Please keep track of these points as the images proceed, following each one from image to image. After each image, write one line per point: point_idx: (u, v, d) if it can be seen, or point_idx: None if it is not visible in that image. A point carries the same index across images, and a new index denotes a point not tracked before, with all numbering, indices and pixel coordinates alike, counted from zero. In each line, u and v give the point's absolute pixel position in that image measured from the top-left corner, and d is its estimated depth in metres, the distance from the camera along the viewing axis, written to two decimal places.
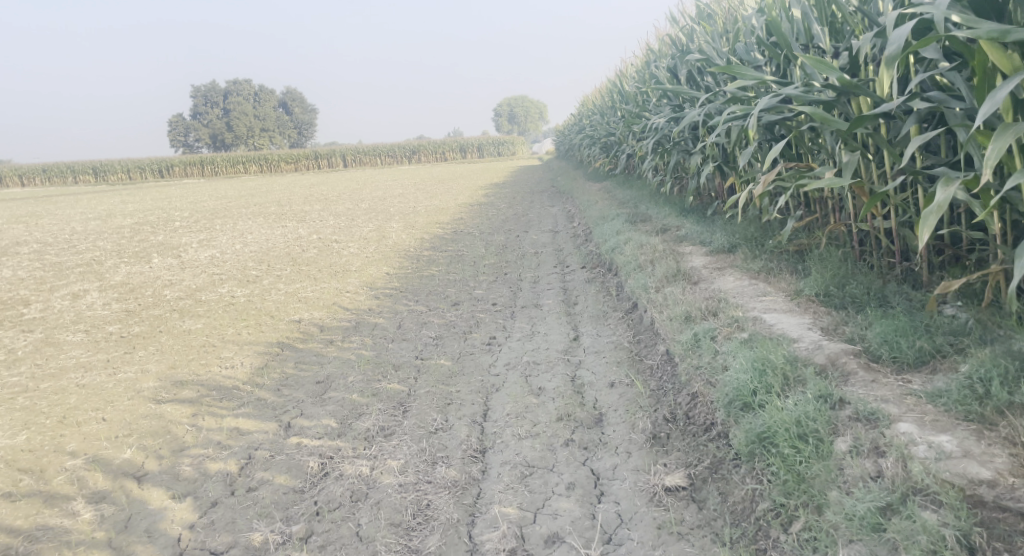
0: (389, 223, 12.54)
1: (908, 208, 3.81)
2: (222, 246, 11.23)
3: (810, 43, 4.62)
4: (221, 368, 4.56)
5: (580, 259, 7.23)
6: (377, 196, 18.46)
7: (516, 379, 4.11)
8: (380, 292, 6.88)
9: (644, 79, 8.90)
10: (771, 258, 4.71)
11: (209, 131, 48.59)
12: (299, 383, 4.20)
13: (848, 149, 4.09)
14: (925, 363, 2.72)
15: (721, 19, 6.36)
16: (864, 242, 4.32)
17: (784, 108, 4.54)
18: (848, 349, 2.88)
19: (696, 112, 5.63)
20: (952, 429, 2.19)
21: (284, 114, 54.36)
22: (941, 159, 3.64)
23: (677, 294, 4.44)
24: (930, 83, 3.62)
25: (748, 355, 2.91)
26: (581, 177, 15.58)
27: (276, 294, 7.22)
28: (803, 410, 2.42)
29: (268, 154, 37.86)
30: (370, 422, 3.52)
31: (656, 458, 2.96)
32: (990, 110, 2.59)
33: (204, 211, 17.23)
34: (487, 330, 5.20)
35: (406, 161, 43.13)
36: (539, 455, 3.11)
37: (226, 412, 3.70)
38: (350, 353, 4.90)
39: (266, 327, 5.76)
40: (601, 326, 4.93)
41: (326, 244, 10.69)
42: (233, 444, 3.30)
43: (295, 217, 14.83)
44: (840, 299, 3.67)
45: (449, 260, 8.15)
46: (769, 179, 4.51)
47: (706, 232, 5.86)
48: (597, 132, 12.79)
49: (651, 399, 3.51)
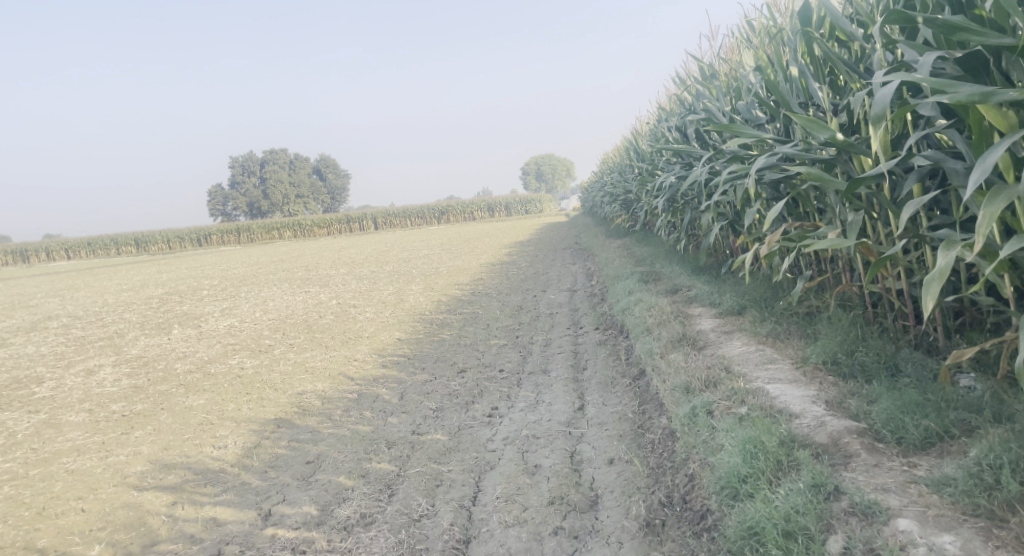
0: (409, 285, 12.50)
1: (919, 268, 3.62)
2: (242, 314, 11.28)
3: (810, 101, 4.49)
4: (213, 450, 4.52)
5: (594, 319, 7.03)
6: (402, 258, 18.52)
7: (511, 455, 3.87)
8: (387, 360, 6.74)
9: (656, 136, 8.81)
10: (780, 320, 4.49)
11: (244, 199, 49.90)
12: (287, 465, 4.17)
13: (853, 208, 3.93)
14: (933, 444, 2.51)
15: (724, 76, 6.28)
16: (877, 303, 4.12)
17: (786, 167, 4.40)
18: (852, 428, 2.66)
19: (700, 171, 5.50)
20: (956, 528, 1.96)
21: (315, 180, 55.70)
22: (949, 219, 3.44)
23: (681, 360, 4.21)
24: (932, 140, 3.45)
25: (742, 435, 2.69)
26: (603, 233, 15.46)
27: (284, 365, 7.13)
28: (793, 502, 2.18)
29: (300, 218, 38.60)
30: (352, 509, 3.42)
31: (648, 550, 2.74)
32: (981, 175, 2.43)
33: (231, 278, 17.46)
34: (489, 400, 4.98)
35: (436, 222, 43.58)
36: (524, 546, 2.93)
37: (206, 498, 3.80)
38: (346, 429, 4.76)
39: (268, 403, 5.66)
40: (607, 393, 4.68)
41: (344, 309, 10.67)
42: (204, 538, 3.40)
43: (319, 282, 14.90)
44: (849, 367, 3.45)
45: (461, 324, 8.01)
46: (773, 239, 4.33)
47: (716, 291, 5.66)
48: (616, 188, 12.69)
49: (649, 478, 3.26)
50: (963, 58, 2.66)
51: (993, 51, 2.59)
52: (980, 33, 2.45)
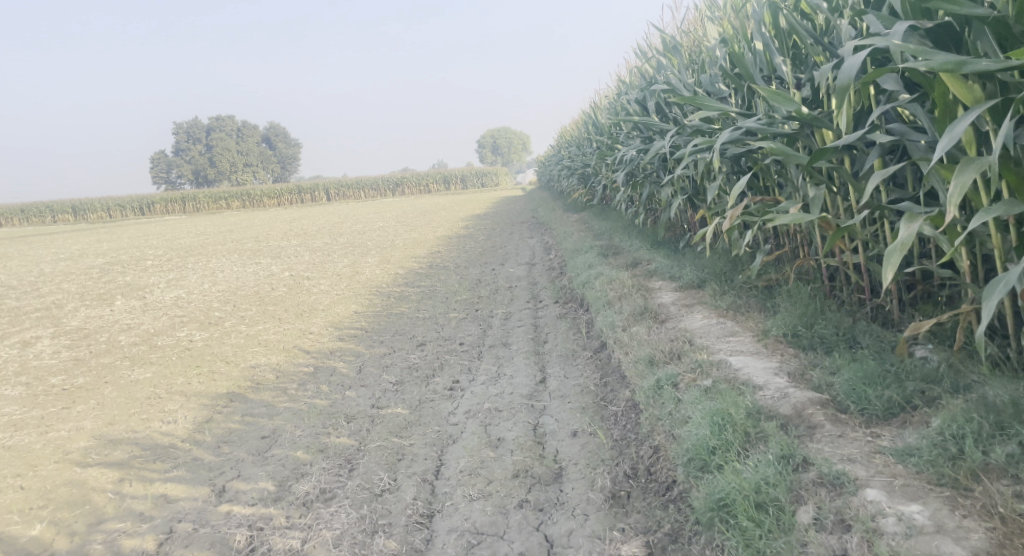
0: (364, 258, 12.29)
1: (876, 242, 3.68)
2: (189, 286, 10.94)
3: (773, 75, 4.50)
4: (161, 424, 4.42)
5: (554, 293, 7.00)
6: (356, 230, 18.19)
7: (474, 429, 3.82)
8: (344, 333, 6.62)
9: (616, 110, 8.77)
10: (739, 294, 4.53)
11: (190, 167, 48.37)
12: (242, 440, 4.07)
13: (813, 182, 3.96)
14: (895, 415, 2.54)
15: (687, 50, 6.24)
16: (833, 277, 4.18)
17: (748, 141, 4.40)
18: (815, 400, 2.69)
19: (663, 144, 5.48)
20: (923, 497, 1.97)
21: (265, 150, 54.28)
22: (907, 194, 3.50)
23: (644, 333, 4.20)
24: (894, 115, 3.50)
25: (708, 407, 2.69)
26: (560, 208, 15.44)
27: (235, 338, 6.94)
28: (763, 473, 2.17)
29: (248, 189, 37.61)
30: (310, 484, 3.34)
31: (614, 522, 2.73)
32: (948, 144, 2.43)
33: (177, 248, 16.91)
34: (450, 374, 4.92)
35: (390, 194, 42.99)
36: (489, 520, 2.89)
37: (156, 475, 3.68)
38: (302, 403, 4.65)
39: (219, 377, 5.50)
40: (569, 366, 4.66)
41: (297, 281, 10.44)
42: (155, 515, 3.27)
43: (269, 253, 14.54)
44: (808, 340, 3.49)
45: (419, 297, 7.90)
46: (734, 213, 4.35)
47: (676, 265, 5.67)
48: (574, 163, 12.65)
49: (613, 450, 3.25)
50: (932, 28, 2.66)
51: (961, 22, 2.60)
52: (953, 2, 2.43)
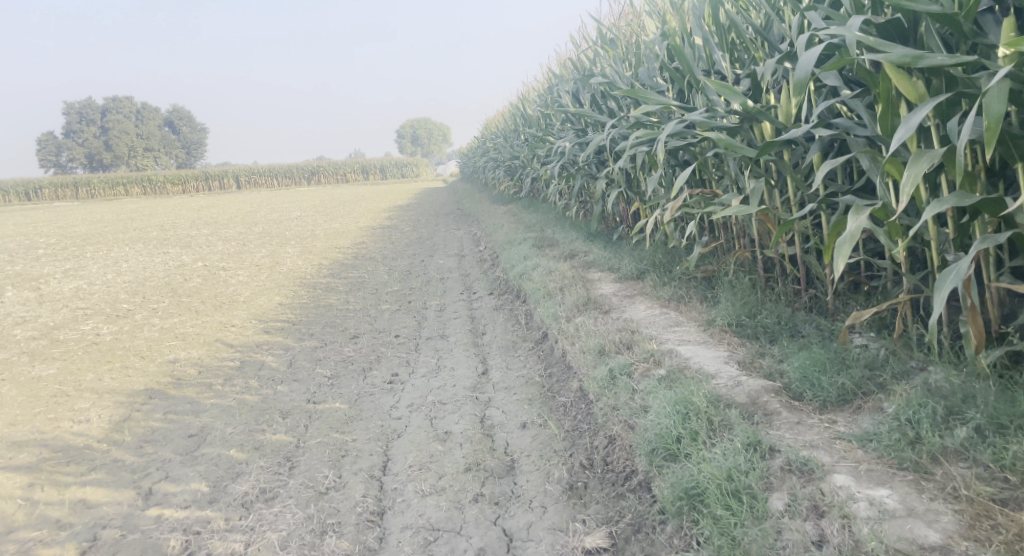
0: (283, 248, 11.86)
1: (813, 234, 3.79)
2: (91, 276, 10.25)
3: (712, 69, 4.58)
4: (73, 424, 4.14)
5: (488, 284, 6.93)
6: (272, 220, 17.54)
7: (419, 423, 3.72)
8: (270, 326, 6.34)
9: (547, 102, 8.76)
10: (679, 285, 4.59)
11: (86, 151, 45.53)
12: (166, 439, 3.82)
13: (753, 175, 4.06)
14: (848, 402, 2.62)
15: (623, 43, 6.27)
16: (770, 268, 4.30)
17: (689, 135, 4.45)
18: (769, 387, 2.75)
19: (601, 136, 5.49)
20: (889, 482, 2.04)
21: (170, 134, 51.68)
22: (844, 187, 3.63)
23: (590, 323, 4.20)
24: (832, 111, 3.62)
25: (669, 396, 2.71)
26: (485, 199, 15.36)
27: (148, 331, 6.53)
28: (733, 462, 2.21)
29: (152, 175, 35.70)
30: (249, 484, 3.16)
31: (574, 513, 2.70)
32: (905, 135, 2.53)
33: (74, 236, 15.84)
34: (388, 366, 4.78)
35: (305, 183, 41.79)
36: (444, 516, 2.81)
37: (71, 479, 3.40)
38: (230, 399, 4.42)
39: (134, 372, 5.17)
40: (511, 358, 4.61)
41: (212, 272, 9.96)
42: (74, 522, 3.02)
43: (178, 242, 13.82)
44: (752, 329, 3.57)
45: (347, 288, 7.67)
46: (676, 205, 4.40)
47: (614, 257, 5.71)
48: (501, 155, 12.60)
49: (566, 441, 3.22)
50: (883, 23, 2.81)
51: (910, 18, 2.77)
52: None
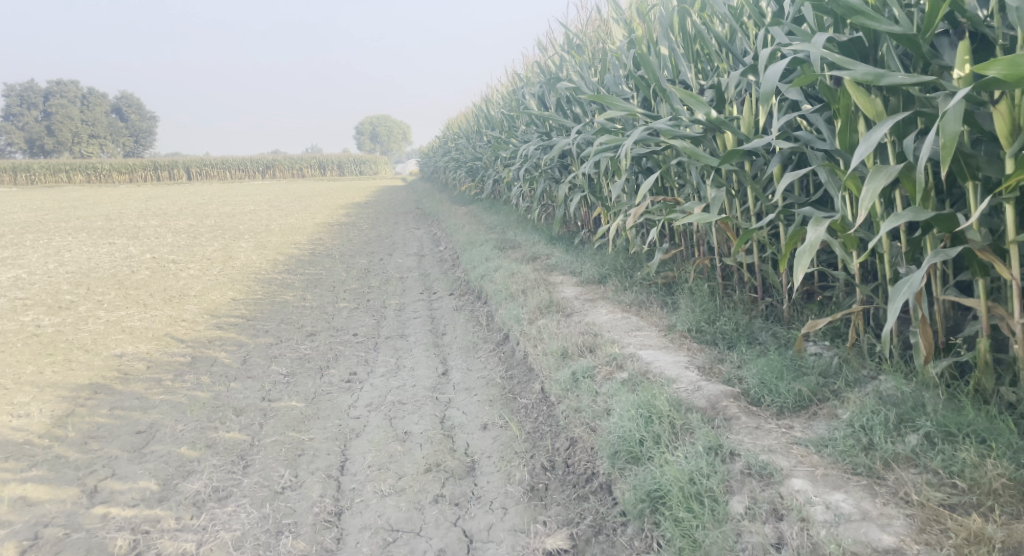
0: (237, 242, 11.62)
1: (771, 244, 3.88)
2: (32, 265, 9.88)
3: (677, 79, 4.66)
4: (12, 419, 3.99)
5: (448, 284, 6.91)
6: (224, 213, 17.13)
7: (378, 422, 3.68)
8: (222, 321, 6.21)
9: (512, 104, 8.78)
10: (640, 290, 4.65)
11: (28, 135, 43.88)
12: (113, 435, 3.71)
13: (714, 184, 4.13)
14: (805, 408, 2.69)
15: (589, 49, 6.32)
16: (727, 276, 4.38)
17: (653, 142, 4.51)
18: (728, 392, 2.81)
19: (566, 140, 5.53)
20: (844, 486, 2.10)
21: (119, 122, 50.16)
22: (802, 199, 3.72)
23: (552, 326, 4.22)
24: (792, 125, 3.72)
25: (631, 400, 2.74)
26: (445, 200, 15.30)
27: (94, 324, 6.33)
28: (695, 465, 2.25)
29: (98, 162, 34.59)
30: (202, 482, 3.09)
31: (535, 515, 2.70)
32: (865, 151, 2.61)
33: (13, 223, 15.26)
34: (346, 365, 4.73)
35: (259, 176, 40.98)
36: (404, 516, 2.79)
37: (10, 475, 3.27)
38: (180, 395, 4.31)
39: (78, 366, 5.00)
40: (471, 359, 4.60)
41: (162, 264, 9.69)
42: (15, 520, 2.90)
43: (125, 233, 13.41)
44: (711, 335, 3.64)
45: (303, 285, 7.56)
46: (638, 211, 4.46)
47: (576, 260, 5.75)
48: (463, 155, 12.59)
49: (527, 443, 3.23)
50: (845, 41, 2.90)
51: (871, 37, 2.86)
52: (873, 18, 2.60)
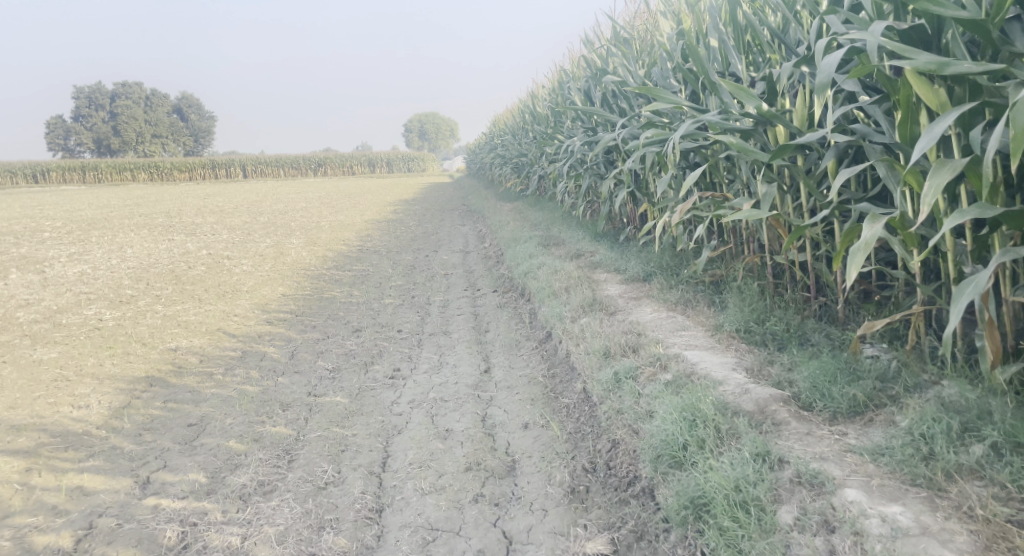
0: (289, 238, 11.85)
1: (825, 241, 3.74)
2: (96, 261, 10.25)
3: (727, 71, 4.53)
4: (72, 409, 4.12)
5: (492, 281, 6.89)
6: (277, 210, 17.49)
7: (420, 420, 3.68)
8: (272, 316, 6.32)
9: (558, 99, 8.70)
10: (686, 288, 4.55)
11: (95, 135, 45.65)
12: (166, 427, 3.79)
13: (765, 180, 4.00)
14: (859, 414, 2.57)
15: (637, 43, 6.21)
16: (778, 274, 4.25)
17: (701, 137, 4.40)
18: (777, 396, 2.71)
19: (612, 135, 5.44)
20: (902, 498, 1.99)
21: (178, 122, 51.76)
22: (858, 195, 3.58)
23: (595, 324, 4.16)
24: (848, 118, 3.57)
25: (675, 402, 2.67)
26: (492, 196, 15.30)
27: (151, 318, 6.51)
28: (742, 472, 2.17)
29: (159, 161, 35.74)
30: (247, 476, 3.12)
31: (576, 518, 2.65)
32: (926, 145, 2.48)
33: (80, 220, 15.86)
34: (390, 361, 4.75)
35: (311, 174, 41.75)
36: (443, 515, 2.76)
37: (69, 465, 3.37)
38: (230, 389, 4.39)
39: (135, 359, 5.14)
40: (514, 357, 4.56)
41: (217, 260, 9.94)
42: (71, 509, 2.97)
43: (183, 230, 13.81)
44: (760, 336, 3.53)
45: (351, 281, 7.64)
46: (685, 207, 4.35)
47: (620, 258, 5.66)
48: (509, 152, 12.57)
49: (568, 443, 3.17)
50: (906, 29, 2.76)
51: (934, 24, 2.71)
52: (936, 2, 2.46)
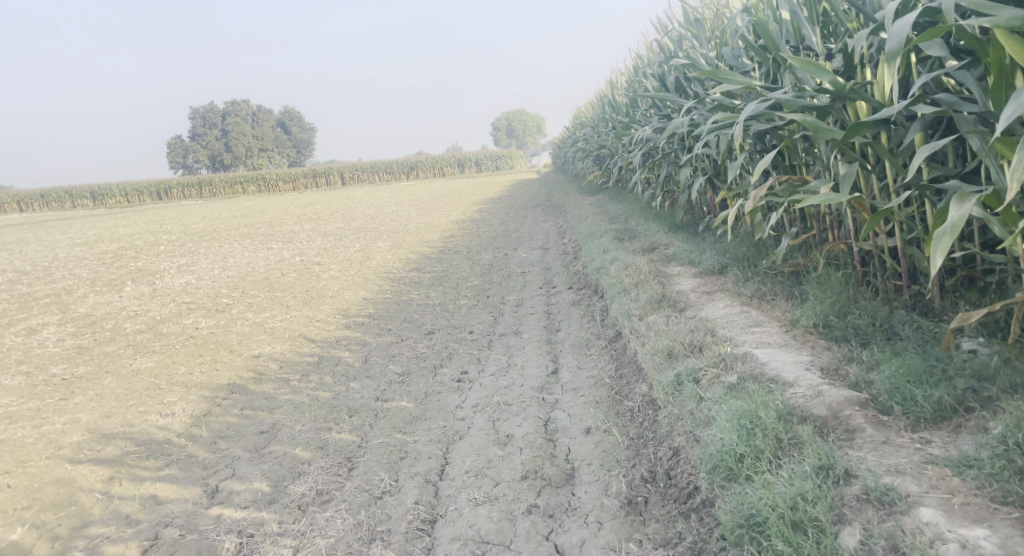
0: (377, 242, 12.09)
1: (916, 224, 3.39)
2: (200, 271, 10.82)
3: (802, 45, 4.20)
4: (159, 417, 4.30)
5: (568, 278, 6.75)
6: (369, 214, 17.96)
7: (481, 424, 3.60)
8: (351, 320, 6.42)
9: (633, 87, 8.43)
10: (763, 281, 4.28)
11: (206, 152, 48.49)
12: (239, 434, 3.88)
13: (845, 159, 3.67)
14: (946, 419, 2.31)
15: (710, 22, 5.90)
16: (866, 261, 3.91)
17: (775, 117, 4.10)
18: (854, 399, 2.46)
19: (683, 121, 5.18)
20: (989, 520, 1.83)
21: (280, 135, 54.24)
22: (952, 171, 3.22)
23: (662, 322, 3.96)
24: (936, 86, 3.22)
25: (735, 408, 2.48)
26: (576, 191, 15.10)
27: (241, 325, 6.76)
28: (800, 488, 2.04)
29: (263, 174, 37.54)
30: (307, 485, 3.14)
31: (631, 532, 2.52)
32: (1014, 112, 2.18)
33: (192, 233, 16.85)
34: (459, 363, 4.70)
35: (404, 178, 42.78)
36: (494, 527, 2.68)
37: (147, 474, 3.50)
38: (304, 395, 4.47)
39: (221, 366, 5.34)
40: (582, 357, 4.42)
41: (307, 266, 10.27)
42: (142, 519, 3.09)
43: (281, 238, 14.38)
44: (841, 331, 3.24)
45: (430, 283, 7.69)
46: (759, 195, 4.06)
47: (695, 250, 5.41)
48: (589, 145, 12.32)
49: (629, 450, 3.03)
50: None
51: None
52: None
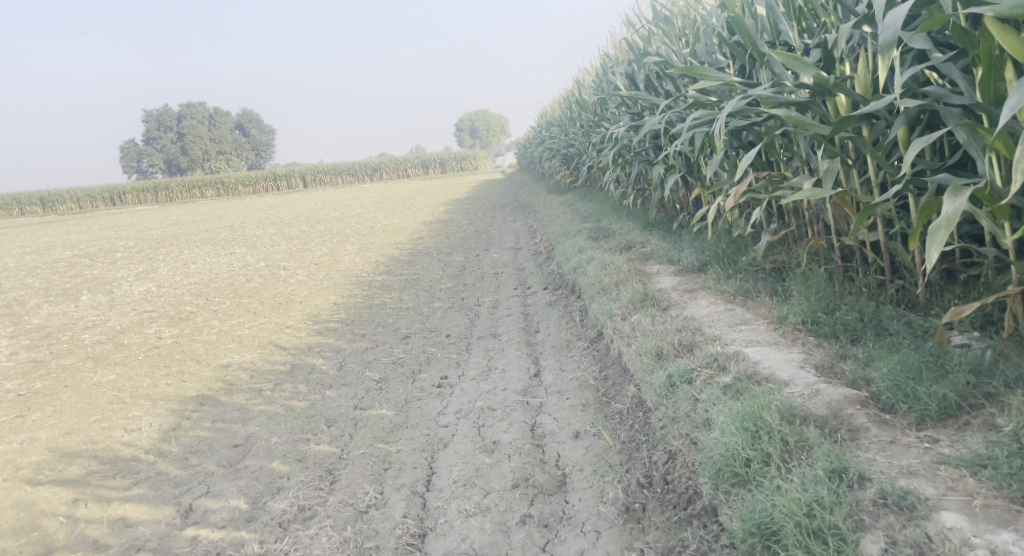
0: (344, 245, 11.88)
1: (899, 218, 3.38)
2: (160, 278, 10.47)
3: (778, 41, 4.16)
4: (124, 433, 4.09)
5: (543, 278, 6.67)
6: (334, 217, 17.67)
7: (466, 431, 3.49)
8: (322, 326, 6.24)
9: (602, 85, 8.38)
10: (744, 278, 4.24)
11: (162, 156, 47.33)
12: (212, 449, 3.70)
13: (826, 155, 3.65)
14: (951, 416, 2.28)
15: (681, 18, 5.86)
16: (846, 256, 3.89)
17: (752, 113, 4.05)
18: (853, 398, 2.42)
19: (657, 119, 5.12)
20: (1013, 523, 1.80)
21: (239, 137, 53.24)
22: (935, 164, 3.21)
23: (647, 322, 3.89)
24: (918, 78, 3.21)
25: (736, 411, 2.42)
26: (542, 191, 15.06)
27: (207, 334, 6.53)
28: (815, 494, 1.99)
29: (222, 177, 36.77)
30: (288, 501, 3.00)
31: (632, 541, 2.45)
32: (1016, 104, 2.15)
33: (150, 239, 16.37)
34: (438, 368, 4.58)
35: (367, 179, 42.38)
36: (488, 540, 2.58)
37: (114, 494, 3.31)
38: (277, 405, 4.30)
39: (188, 377, 5.12)
40: (564, 359, 4.33)
41: (273, 271, 10.02)
42: (111, 544, 2.91)
43: (244, 243, 14.03)
44: (830, 327, 3.21)
45: (401, 286, 7.53)
46: (739, 192, 4.02)
47: (672, 248, 5.37)
48: (557, 144, 12.29)
49: (622, 455, 2.95)
50: None
51: None
52: None
